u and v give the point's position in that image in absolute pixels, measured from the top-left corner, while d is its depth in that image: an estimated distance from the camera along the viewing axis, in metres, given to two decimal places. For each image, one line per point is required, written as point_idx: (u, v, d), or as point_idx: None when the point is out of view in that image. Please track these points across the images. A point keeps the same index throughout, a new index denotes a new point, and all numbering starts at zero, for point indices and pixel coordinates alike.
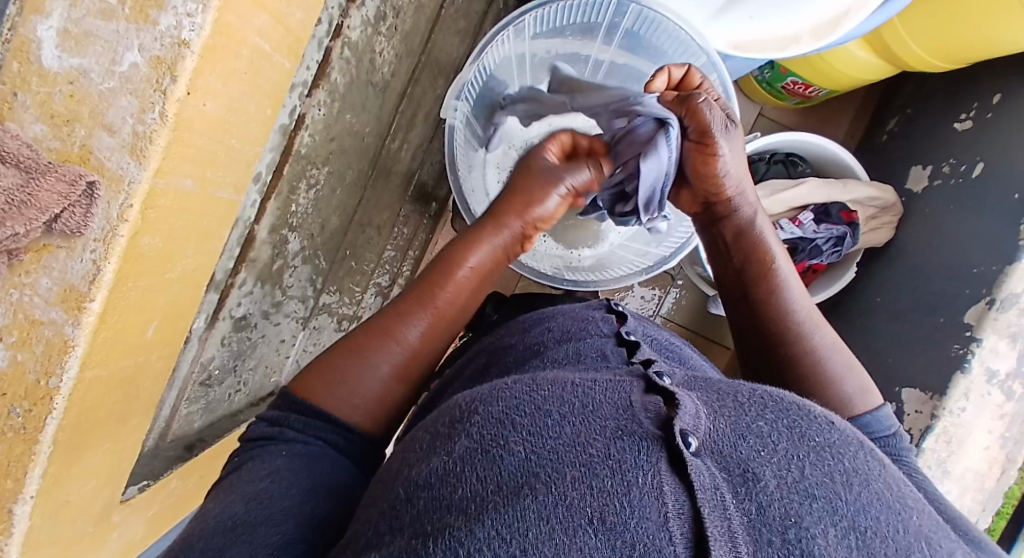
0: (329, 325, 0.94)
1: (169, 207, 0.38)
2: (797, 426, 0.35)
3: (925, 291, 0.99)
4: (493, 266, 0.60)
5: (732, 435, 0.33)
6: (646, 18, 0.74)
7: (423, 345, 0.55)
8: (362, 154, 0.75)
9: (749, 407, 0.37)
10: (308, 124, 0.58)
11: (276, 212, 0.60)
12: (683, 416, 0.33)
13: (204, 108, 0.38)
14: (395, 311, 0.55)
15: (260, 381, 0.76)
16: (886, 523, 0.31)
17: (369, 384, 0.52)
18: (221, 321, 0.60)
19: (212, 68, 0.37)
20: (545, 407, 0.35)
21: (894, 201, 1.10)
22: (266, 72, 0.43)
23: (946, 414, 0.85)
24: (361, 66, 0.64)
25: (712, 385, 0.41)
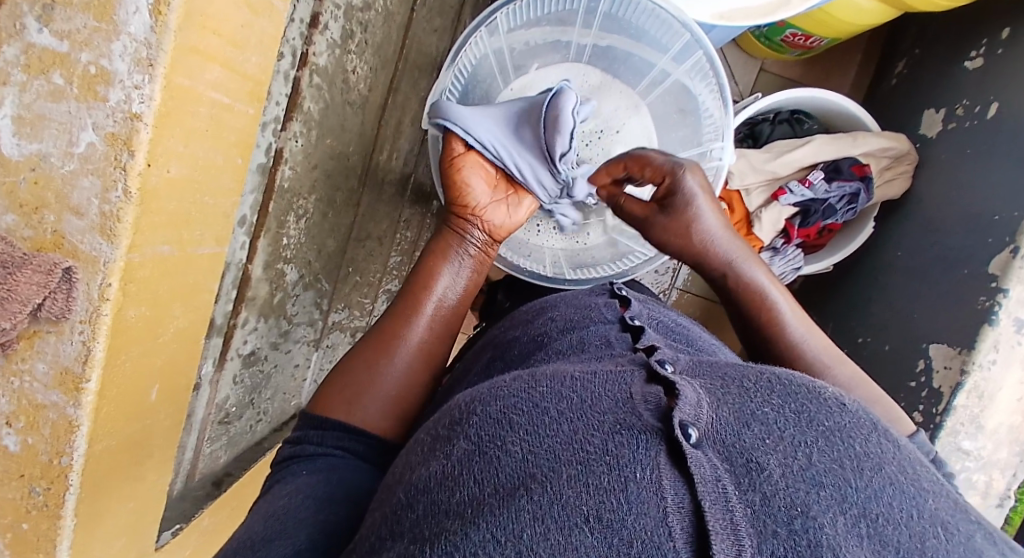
0: (344, 340, 0.95)
1: (149, 275, 0.38)
2: (806, 410, 0.30)
3: (947, 242, 0.95)
4: (468, 276, 0.64)
5: (736, 421, 0.29)
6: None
7: (429, 345, 0.57)
8: (350, 173, 0.75)
9: (756, 391, 0.32)
10: (287, 157, 0.58)
11: (268, 248, 0.60)
12: (684, 405, 0.29)
13: (169, 173, 0.37)
14: (397, 317, 0.58)
15: (281, 406, 0.78)
16: (901, 510, 0.26)
17: (385, 385, 0.53)
18: (230, 360, 0.61)
19: (173, 134, 0.36)
20: (542, 403, 0.31)
21: (909, 150, 1.05)
22: (229, 123, 0.42)
23: (976, 368, 0.82)
24: (335, 89, 0.63)
25: (717, 369, 0.36)
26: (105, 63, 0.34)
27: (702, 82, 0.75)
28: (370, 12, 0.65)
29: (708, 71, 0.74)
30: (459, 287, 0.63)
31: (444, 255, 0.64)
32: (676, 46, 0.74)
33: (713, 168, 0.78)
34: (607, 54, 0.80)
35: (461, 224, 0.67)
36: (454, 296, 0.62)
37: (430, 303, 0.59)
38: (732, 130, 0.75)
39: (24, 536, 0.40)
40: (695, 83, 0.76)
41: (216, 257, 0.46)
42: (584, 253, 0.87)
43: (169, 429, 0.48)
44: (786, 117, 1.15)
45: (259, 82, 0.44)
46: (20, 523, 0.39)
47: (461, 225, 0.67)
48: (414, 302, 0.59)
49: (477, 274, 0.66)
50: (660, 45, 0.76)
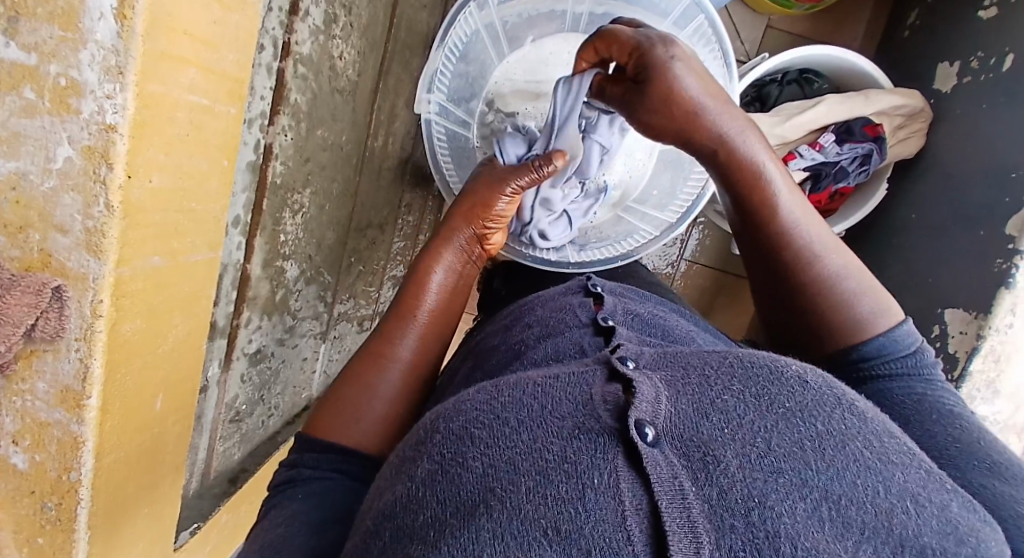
0: (351, 330, 0.96)
1: (142, 289, 0.38)
2: (767, 392, 0.31)
3: (965, 203, 0.93)
4: (454, 281, 0.66)
5: (695, 413, 0.29)
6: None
7: (418, 357, 0.59)
8: (345, 163, 0.73)
9: (716, 378, 0.32)
10: (278, 153, 0.56)
11: (266, 247, 0.60)
12: (641, 402, 0.29)
13: (153, 185, 0.36)
14: (385, 336, 0.59)
15: (292, 400, 0.79)
16: (864, 487, 0.26)
17: (377, 406, 0.54)
18: (237, 359, 0.62)
19: (151, 145, 0.35)
20: (501, 413, 0.31)
21: (924, 107, 1.03)
22: (210, 125, 0.41)
23: (993, 332, 0.80)
24: (322, 78, 0.61)
25: (681, 358, 0.36)
26: (75, 74, 0.32)
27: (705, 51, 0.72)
28: None
29: (712, 39, 0.70)
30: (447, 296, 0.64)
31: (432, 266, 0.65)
32: (678, 9, 0.71)
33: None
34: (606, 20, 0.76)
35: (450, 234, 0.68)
36: (443, 303, 0.63)
37: (422, 313, 0.61)
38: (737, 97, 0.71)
39: (41, 550, 0.41)
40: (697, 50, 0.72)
41: (213, 262, 0.46)
42: (590, 231, 0.87)
43: (180, 436, 0.48)
44: (794, 77, 1.12)
45: (238, 81, 0.42)
46: (36, 539, 0.41)
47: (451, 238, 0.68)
48: (406, 319, 0.60)
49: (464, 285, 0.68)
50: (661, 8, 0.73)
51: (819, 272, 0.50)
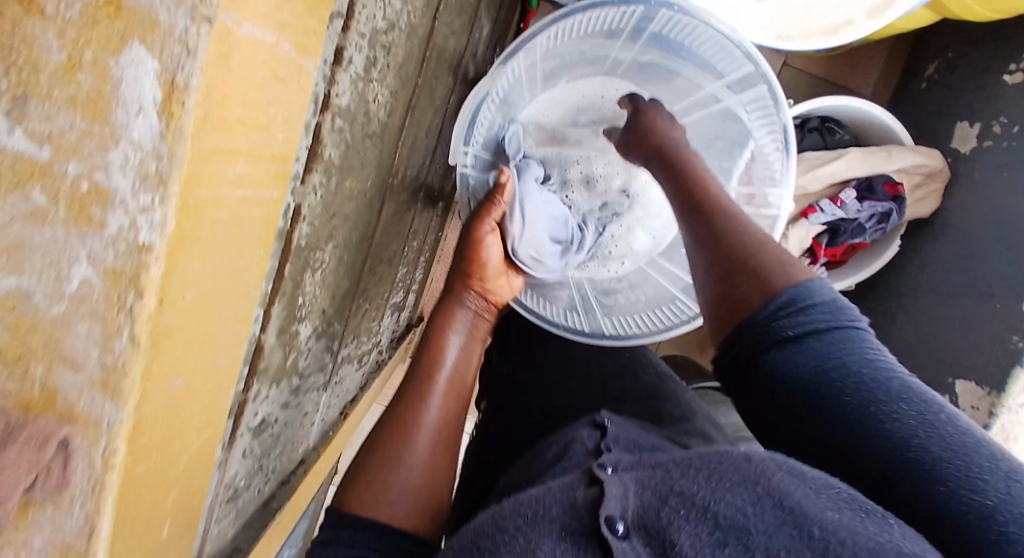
0: (350, 368, 0.89)
1: (162, 418, 0.31)
2: (719, 471, 0.44)
3: (981, 271, 0.97)
4: (461, 353, 0.72)
5: (656, 500, 0.44)
6: (677, 24, 0.70)
7: (441, 425, 0.63)
8: (366, 208, 0.66)
9: (678, 470, 0.46)
10: (305, 213, 0.50)
11: (282, 314, 0.53)
12: (612, 501, 0.44)
13: (186, 302, 0.30)
14: (407, 406, 0.63)
15: (288, 457, 0.73)
16: (799, 538, 0.39)
17: (411, 476, 0.57)
18: (240, 435, 0.55)
19: (191, 257, 0.29)
20: (505, 525, 0.45)
21: (942, 169, 1.07)
22: (253, 216, 0.34)
23: (1005, 411, 0.88)
24: (356, 125, 0.54)
25: (666, 491, 0.44)
26: (102, 179, 0.26)
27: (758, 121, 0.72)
28: (394, 32, 0.56)
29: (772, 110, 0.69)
30: (459, 359, 0.71)
31: (447, 328, 0.73)
32: (735, 76, 0.71)
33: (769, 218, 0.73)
34: (648, 69, 0.78)
35: (461, 296, 0.76)
36: (462, 365, 0.71)
37: (441, 378, 0.67)
38: (790, 166, 0.71)
39: None
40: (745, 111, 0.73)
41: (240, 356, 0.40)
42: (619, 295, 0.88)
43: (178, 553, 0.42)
44: (816, 125, 1.14)
45: (285, 160, 0.36)
46: None
47: (462, 295, 0.76)
48: (424, 388, 0.66)
49: (472, 348, 0.74)
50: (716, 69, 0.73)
51: (750, 256, 0.60)
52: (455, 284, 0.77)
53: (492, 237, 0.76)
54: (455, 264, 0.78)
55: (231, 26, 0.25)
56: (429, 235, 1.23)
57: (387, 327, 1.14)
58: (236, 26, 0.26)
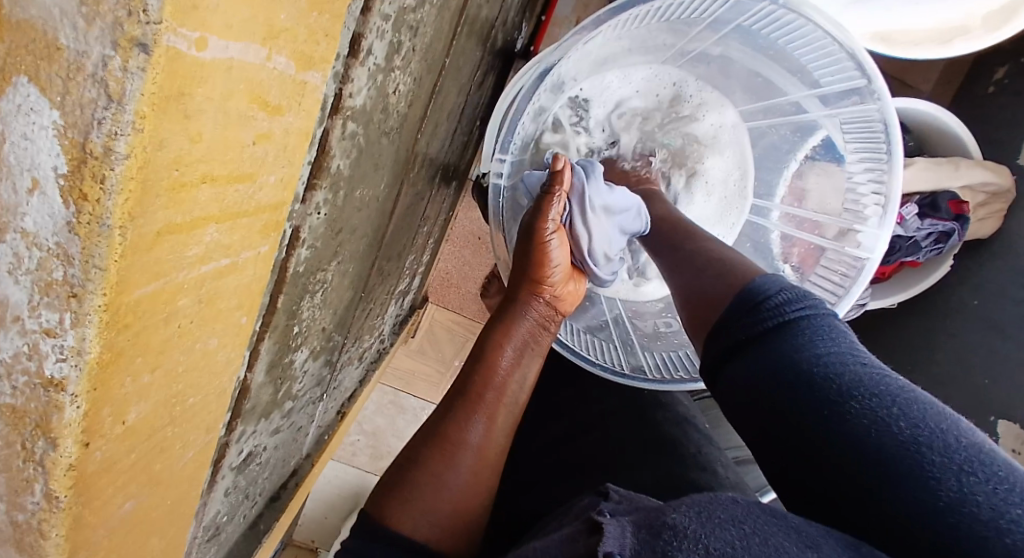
0: (350, 367, 0.82)
1: (103, 548, 0.26)
2: (727, 509, 0.30)
3: None
4: (527, 357, 0.56)
5: (649, 535, 0.29)
6: (777, 20, 0.62)
7: (487, 446, 0.50)
8: (377, 213, 0.57)
9: (679, 506, 0.32)
10: (306, 235, 0.40)
11: (274, 348, 0.45)
12: (608, 540, 0.30)
13: (127, 423, 0.22)
14: (450, 416, 0.51)
15: (279, 471, 0.67)
16: None
17: (448, 489, 0.47)
18: (222, 476, 0.48)
19: (129, 368, 0.21)
20: None
21: (1009, 187, 0.87)
22: (230, 287, 0.25)
23: None
24: (372, 125, 0.44)
25: (660, 527, 0.29)
26: None
27: (852, 140, 0.65)
28: (423, 8, 0.44)
29: (876, 132, 0.62)
30: (520, 364, 0.55)
31: (512, 330, 0.56)
32: (833, 87, 0.64)
33: (856, 259, 0.66)
34: (726, 64, 0.69)
35: (528, 291, 0.59)
36: (514, 389, 0.54)
37: (492, 391, 0.52)
38: (895, 194, 0.62)
39: None
40: (845, 127, 0.65)
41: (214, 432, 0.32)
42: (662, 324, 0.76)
43: None
44: None
45: (280, 206, 0.26)
46: None
47: (533, 294, 0.58)
48: (472, 398, 0.51)
49: (541, 351, 0.58)
50: (810, 75, 0.65)
51: (702, 272, 0.52)
52: (523, 280, 0.59)
53: (557, 237, 0.58)
54: (519, 250, 0.60)
55: (185, 52, 0.15)
56: (441, 216, 1.13)
57: (390, 315, 1.06)
58: (194, 50, 0.16)
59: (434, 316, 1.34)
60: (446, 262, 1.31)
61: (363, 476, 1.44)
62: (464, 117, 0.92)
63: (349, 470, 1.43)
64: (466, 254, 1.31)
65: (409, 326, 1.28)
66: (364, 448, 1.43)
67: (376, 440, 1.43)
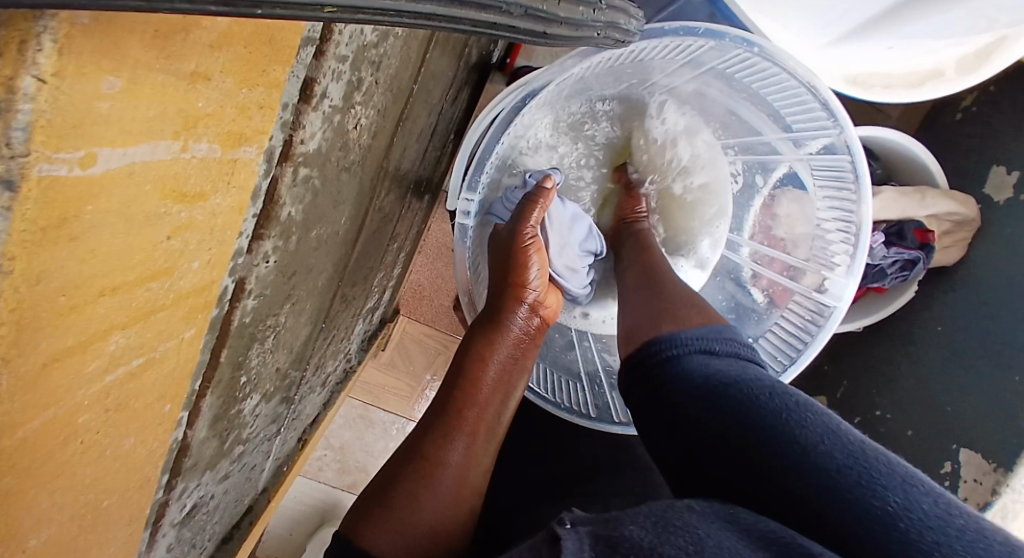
0: (311, 394, 0.78)
1: None
2: (670, 521, 0.29)
3: (1000, 341, 0.81)
4: (513, 374, 0.53)
5: (608, 548, 0.27)
6: (751, 66, 0.62)
7: (468, 468, 0.47)
8: (337, 248, 0.54)
9: (621, 517, 0.30)
10: (252, 286, 0.37)
11: (218, 402, 0.41)
12: (566, 546, 0.27)
13: (25, 551, 0.19)
14: (430, 434, 0.47)
15: (231, 511, 0.64)
16: None
17: (427, 515, 0.43)
18: (162, 535, 0.45)
19: (24, 503, 0.18)
20: None
21: (973, 217, 0.88)
22: (151, 381, 0.22)
23: (1010, 493, 0.74)
24: (330, 166, 0.41)
25: (614, 536, 0.28)
26: None
27: (823, 188, 0.66)
28: (387, 43, 0.42)
29: (846, 182, 0.63)
30: (504, 385, 0.52)
31: (495, 343, 0.53)
32: (806, 133, 0.64)
33: (823, 306, 0.65)
34: (705, 102, 0.69)
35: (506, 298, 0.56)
36: (499, 407, 0.51)
37: (474, 409, 0.49)
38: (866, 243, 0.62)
39: None
40: (817, 172, 0.66)
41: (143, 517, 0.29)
42: None
43: None
44: None
45: (208, 286, 0.24)
46: None
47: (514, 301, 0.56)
48: (455, 414, 0.48)
49: (525, 376, 0.55)
50: (783, 120, 0.66)
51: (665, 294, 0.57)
52: (504, 287, 0.57)
53: (535, 248, 0.58)
54: (496, 263, 0.60)
55: (65, 176, 0.13)
56: (412, 231, 1.09)
57: (356, 334, 1.03)
58: (79, 169, 0.14)
59: (405, 328, 1.30)
60: (418, 274, 1.28)
61: (329, 490, 1.40)
62: (438, 131, 0.89)
63: (315, 485, 1.39)
64: (439, 266, 1.28)
65: (378, 341, 1.24)
66: (330, 463, 1.39)
67: (343, 455, 1.38)
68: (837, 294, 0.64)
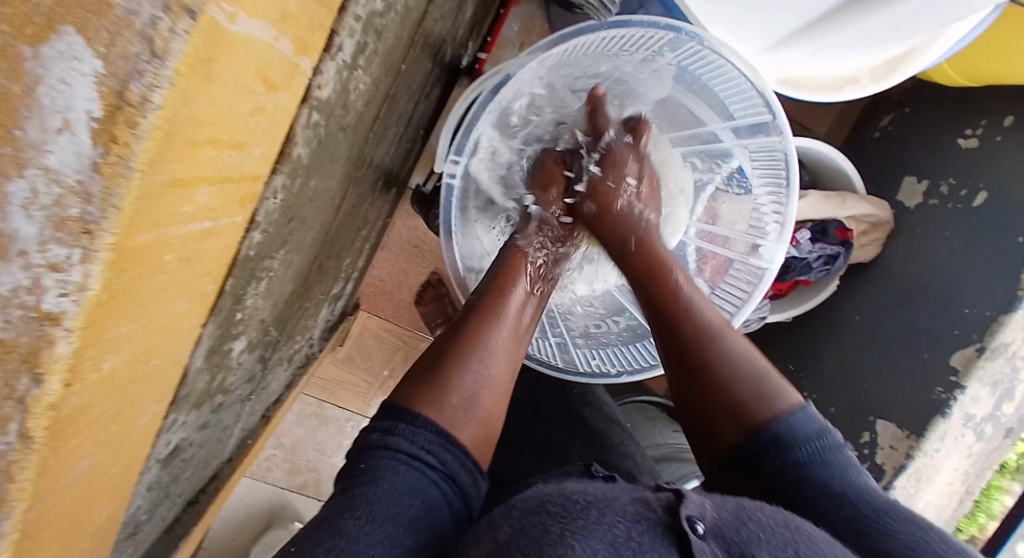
0: (280, 367, 0.80)
1: (59, 497, 0.26)
2: (773, 516, 0.43)
3: (905, 329, 0.93)
4: (526, 310, 0.65)
5: (732, 519, 0.40)
6: (702, 59, 0.71)
7: (495, 376, 0.59)
8: (325, 208, 0.58)
9: (730, 501, 0.43)
10: (261, 220, 0.40)
11: (215, 334, 0.44)
12: (691, 503, 0.40)
13: (101, 370, 0.23)
14: (462, 349, 0.59)
15: (200, 470, 0.65)
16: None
17: (472, 398, 0.56)
18: (149, 467, 0.46)
19: (115, 316, 0.21)
20: (573, 498, 0.42)
21: (887, 220, 1.00)
22: (206, 252, 0.26)
23: (922, 455, 0.86)
24: (333, 118, 0.45)
25: (736, 511, 0.42)
26: None
27: (761, 173, 0.75)
28: (389, 14, 0.47)
29: (778, 166, 0.73)
30: (518, 315, 0.64)
31: (514, 279, 0.65)
32: (745, 121, 0.73)
33: (758, 270, 0.77)
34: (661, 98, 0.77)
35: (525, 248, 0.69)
36: (516, 331, 0.63)
37: (500, 337, 0.61)
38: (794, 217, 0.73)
39: None
40: (755, 160, 0.75)
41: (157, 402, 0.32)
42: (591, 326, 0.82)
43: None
44: None
45: (257, 178, 0.28)
46: None
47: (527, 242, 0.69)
48: (480, 330, 0.60)
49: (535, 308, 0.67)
50: (726, 109, 0.74)
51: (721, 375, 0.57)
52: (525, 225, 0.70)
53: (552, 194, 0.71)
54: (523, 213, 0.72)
55: (221, 22, 0.18)
56: (379, 222, 1.12)
57: (321, 319, 1.04)
58: (228, 22, 0.18)
59: (365, 323, 1.31)
60: (382, 269, 1.29)
61: (277, 492, 1.38)
62: (412, 122, 0.93)
63: (261, 486, 1.37)
64: (402, 262, 1.30)
65: (338, 333, 1.25)
66: (279, 463, 1.36)
67: (293, 454, 1.37)
68: (768, 261, 0.76)
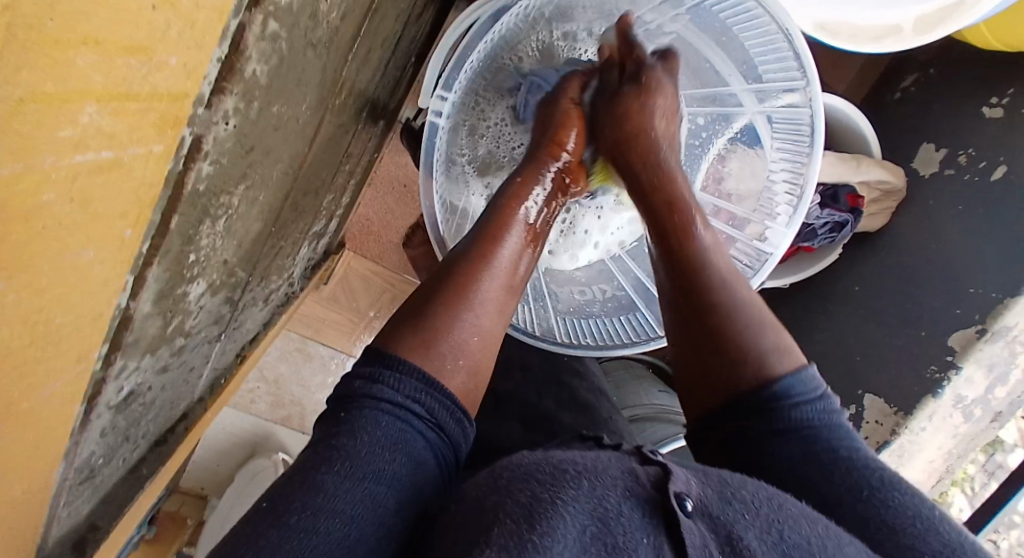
0: (255, 307, 0.76)
1: None
2: (771, 497, 0.39)
3: (905, 300, 0.90)
4: (524, 250, 0.59)
5: (719, 498, 0.37)
6: (737, 8, 0.63)
7: (488, 322, 0.54)
8: (296, 138, 0.51)
9: (728, 478, 0.40)
10: (209, 147, 0.34)
11: (164, 277, 0.39)
12: (679, 479, 0.36)
13: None
14: (456, 288, 0.53)
15: (164, 413, 0.61)
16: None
17: (459, 344, 0.51)
18: (97, 416, 0.43)
19: None
20: (561, 466, 0.36)
21: (900, 187, 0.94)
22: (108, 191, 0.21)
23: (907, 432, 0.86)
24: (298, 31, 0.38)
25: (723, 486, 0.39)
26: None
27: (779, 141, 0.69)
28: None
29: (803, 135, 0.67)
30: (516, 259, 0.58)
31: (512, 215, 0.59)
32: (773, 84, 0.66)
33: (762, 254, 0.72)
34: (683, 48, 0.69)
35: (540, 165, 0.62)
36: (511, 273, 0.57)
37: (495, 276, 0.55)
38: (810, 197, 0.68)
39: None
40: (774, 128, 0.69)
41: (71, 349, 0.28)
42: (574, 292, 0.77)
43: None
44: None
45: (177, 100, 0.22)
46: None
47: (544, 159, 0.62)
48: (477, 269, 0.55)
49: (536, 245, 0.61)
50: (754, 70, 0.67)
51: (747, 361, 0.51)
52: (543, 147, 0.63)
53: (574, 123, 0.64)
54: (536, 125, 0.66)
55: None
56: (365, 157, 1.05)
57: (301, 257, 0.99)
58: None
59: (350, 262, 1.26)
60: (368, 207, 1.23)
61: (263, 425, 1.36)
62: (400, 47, 0.84)
63: (246, 417, 1.35)
64: (390, 201, 1.23)
65: (322, 272, 1.20)
66: (263, 396, 1.34)
67: (276, 387, 1.34)
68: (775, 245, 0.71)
